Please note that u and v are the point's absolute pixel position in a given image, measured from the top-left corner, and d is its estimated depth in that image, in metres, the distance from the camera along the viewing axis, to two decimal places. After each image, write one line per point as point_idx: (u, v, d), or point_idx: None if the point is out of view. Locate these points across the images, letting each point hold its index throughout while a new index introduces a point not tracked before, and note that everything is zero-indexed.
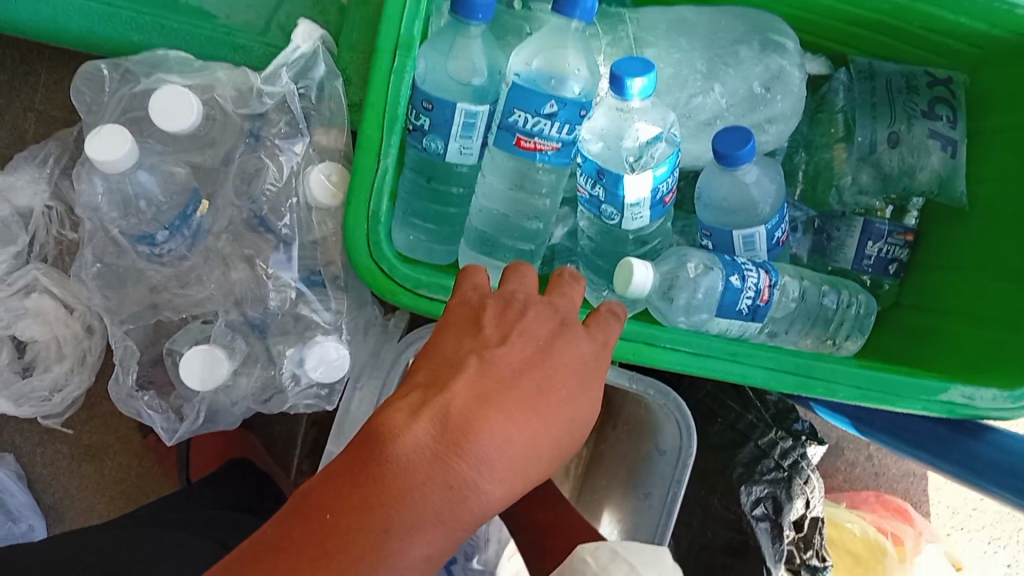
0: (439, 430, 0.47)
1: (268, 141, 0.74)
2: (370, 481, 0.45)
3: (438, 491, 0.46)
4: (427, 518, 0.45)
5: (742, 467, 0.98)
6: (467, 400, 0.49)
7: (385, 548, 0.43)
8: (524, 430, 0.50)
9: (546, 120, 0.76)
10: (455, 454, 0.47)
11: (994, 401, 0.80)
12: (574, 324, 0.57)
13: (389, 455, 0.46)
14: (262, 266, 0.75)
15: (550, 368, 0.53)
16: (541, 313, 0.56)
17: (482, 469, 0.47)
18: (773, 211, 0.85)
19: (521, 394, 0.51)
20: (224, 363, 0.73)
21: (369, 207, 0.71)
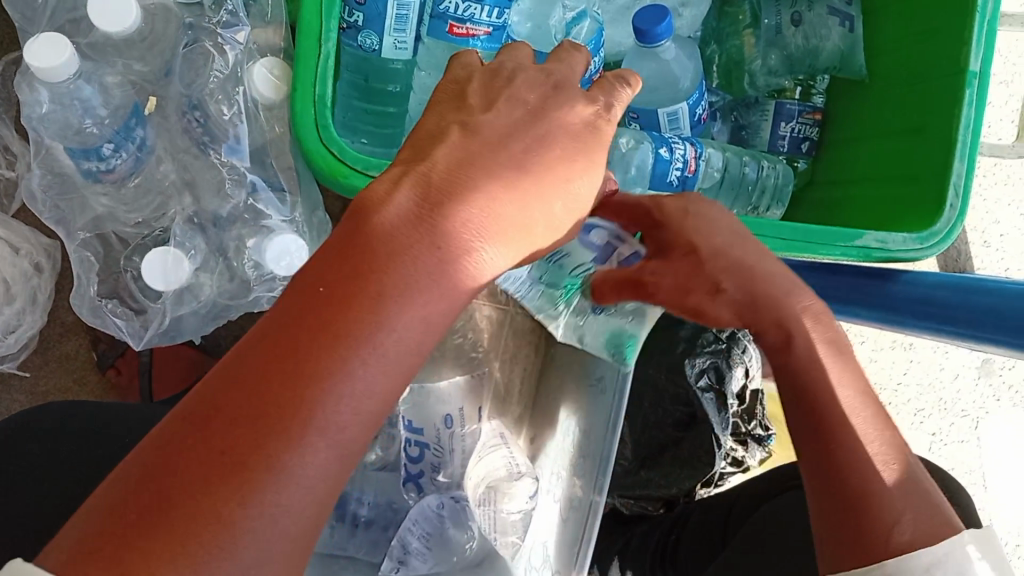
0: (418, 200, 0.53)
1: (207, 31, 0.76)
2: (359, 250, 0.51)
3: (423, 250, 0.52)
4: (415, 278, 0.52)
5: (684, 343, 1.03)
6: (449, 166, 0.55)
7: (380, 304, 0.50)
8: (498, 194, 0.56)
9: (476, 4, 0.80)
10: (435, 218, 0.53)
11: (905, 245, 0.87)
12: (567, 86, 0.63)
13: (375, 224, 0.52)
14: (214, 158, 0.76)
15: (538, 134, 0.59)
16: (528, 79, 0.62)
17: (460, 230, 0.54)
18: (693, 85, 0.91)
19: (506, 158, 0.57)
20: (184, 262, 0.75)
21: (314, 93, 0.74)
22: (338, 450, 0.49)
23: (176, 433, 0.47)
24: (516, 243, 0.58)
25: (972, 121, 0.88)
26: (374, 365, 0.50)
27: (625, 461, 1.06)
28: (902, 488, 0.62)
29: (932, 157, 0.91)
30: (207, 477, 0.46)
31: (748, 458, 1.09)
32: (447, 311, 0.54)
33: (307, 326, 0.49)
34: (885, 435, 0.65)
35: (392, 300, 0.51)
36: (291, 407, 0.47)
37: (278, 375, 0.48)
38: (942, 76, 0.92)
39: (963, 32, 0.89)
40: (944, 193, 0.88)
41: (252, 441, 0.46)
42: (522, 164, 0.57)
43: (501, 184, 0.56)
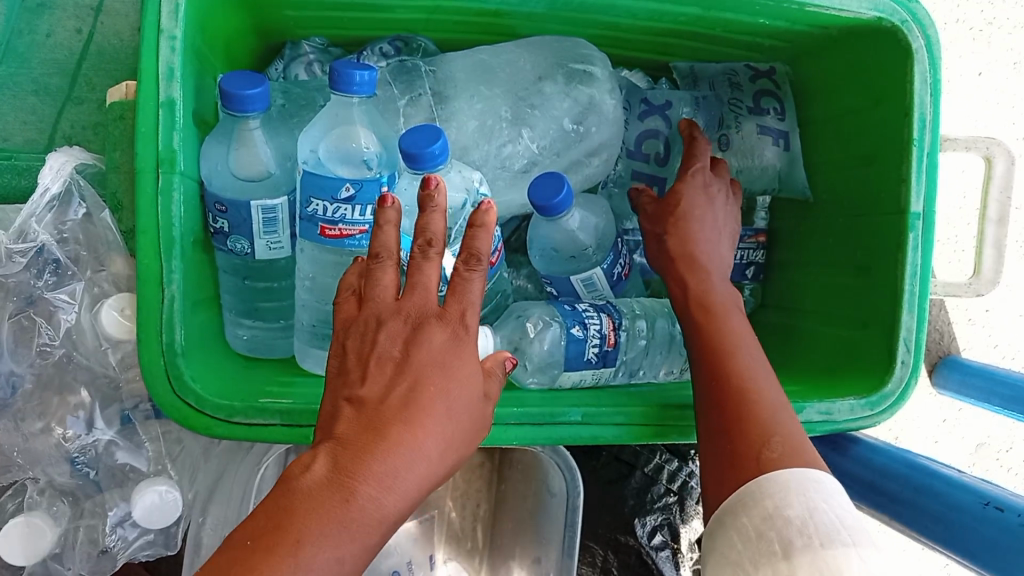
0: (335, 462, 0.54)
1: (41, 298, 0.69)
2: (280, 508, 0.52)
3: (335, 508, 0.52)
4: (326, 524, 0.51)
5: (633, 499, 0.97)
6: (352, 432, 0.56)
7: (294, 557, 0.49)
8: (407, 442, 0.56)
9: (345, 204, 0.73)
10: (349, 478, 0.53)
11: (853, 412, 0.79)
12: (428, 318, 0.61)
13: (291, 493, 0.53)
14: (59, 432, 0.69)
15: (425, 374, 0.58)
16: (393, 328, 0.61)
17: (374, 479, 0.54)
18: (604, 252, 0.83)
19: (395, 409, 0.57)
20: (47, 532, 0.69)
21: (161, 343, 0.66)
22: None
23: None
24: (428, 487, 0.57)
25: (919, 267, 0.79)
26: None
27: None
28: (766, 413, 0.63)
29: (879, 304, 0.82)
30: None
31: None
32: (359, 550, 0.52)
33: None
34: (754, 363, 0.68)
35: (299, 544, 0.50)
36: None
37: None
38: (883, 213, 0.82)
39: (901, 168, 0.79)
40: (894, 348, 0.80)
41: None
42: (423, 400, 0.58)
43: (407, 429, 0.56)
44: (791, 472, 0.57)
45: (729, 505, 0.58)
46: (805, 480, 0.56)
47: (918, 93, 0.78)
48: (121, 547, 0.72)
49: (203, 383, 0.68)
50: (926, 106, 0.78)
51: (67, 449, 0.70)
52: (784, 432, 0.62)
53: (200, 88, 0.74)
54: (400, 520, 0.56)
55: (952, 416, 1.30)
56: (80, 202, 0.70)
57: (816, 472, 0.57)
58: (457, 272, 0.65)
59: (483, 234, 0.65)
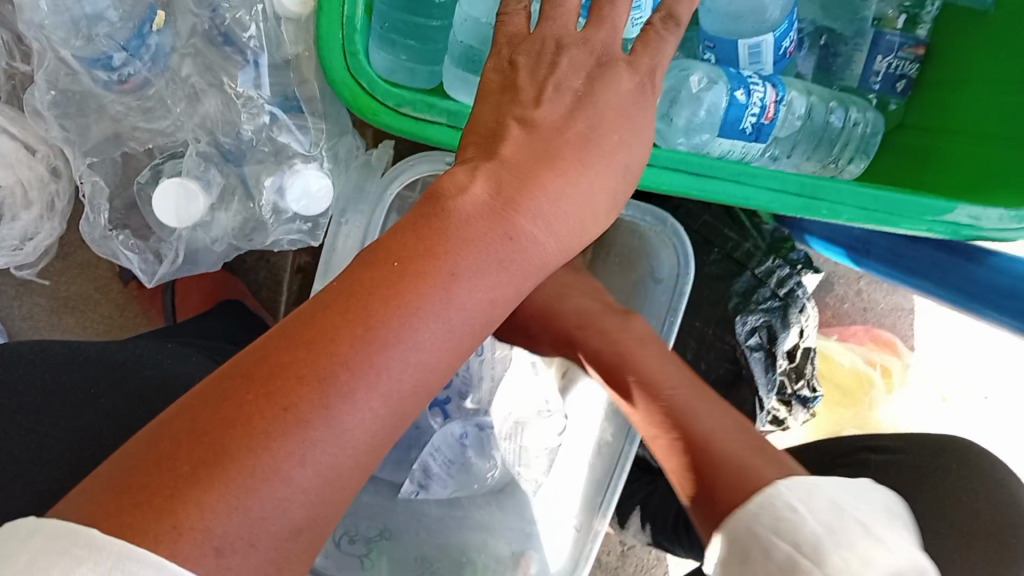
0: (500, 186, 0.49)
1: None
2: (434, 225, 0.47)
3: (500, 241, 0.48)
4: (484, 253, 0.47)
5: (739, 297, 0.96)
6: (517, 159, 0.51)
7: (451, 281, 0.45)
8: (566, 186, 0.51)
9: None
10: (513, 204, 0.49)
11: (1001, 223, 0.77)
12: (613, 62, 0.57)
13: (451, 210, 0.48)
14: (230, 87, 0.69)
15: (605, 117, 0.55)
16: (575, 59, 0.56)
17: (536, 218, 0.49)
18: (781, 15, 0.79)
19: (566, 147, 0.53)
20: (199, 198, 0.69)
21: (343, 14, 0.64)
22: (389, 411, 0.43)
23: (233, 376, 0.41)
24: (574, 241, 0.53)
25: None
26: (434, 338, 0.44)
27: None
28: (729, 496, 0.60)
29: None
30: (244, 410, 0.39)
31: (791, 418, 1.03)
32: (509, 292, 0.48)
33: (365, 287, 0.44)
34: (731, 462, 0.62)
35: (455, 270, 0.45)
36: (354, 346, 0.42)
37: (329, 328, 0.42)
38: None
39: None
40: None
41: (294, 383, 0.40)
42: (586, 149, 0.53)
43: (571, 172, 0.52)
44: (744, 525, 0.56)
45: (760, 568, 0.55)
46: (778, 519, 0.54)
47: None
48: (274, 222, 0.74)
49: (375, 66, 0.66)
50: None
51: (236, 106, 0.69)
52: (737, 528, 0.57)
53: None
54: (551, 266, 0.52)
55: None
56: None
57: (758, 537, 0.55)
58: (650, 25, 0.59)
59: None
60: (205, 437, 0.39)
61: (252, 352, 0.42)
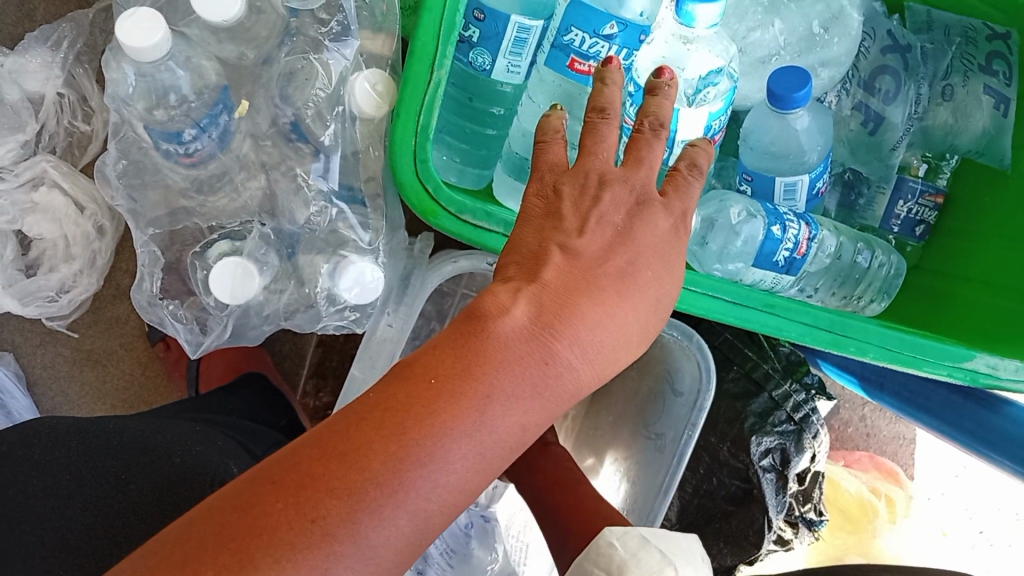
0: (540, 310, 0.48)
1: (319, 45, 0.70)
2: (471, 347, 0.46)
3: (537, 368, 0.47)
4: (514, 379, 0.46)
5: (754, 417, 0.98)
6: (559, 284, 0.50)
7: (481, 407, 0.44)
8: (606, 312, 0.50)
9: (603, 42, 0.74)
10: (552, 329, 0.48)
11: (1017, 373, 0.80)
12: (652, 200, 0.56)
13: (491, 332, 0.47)
14: (301, 175, 0.72)
15: (646, 254, 0.54)
16: (617, 196, 0.55)
17: (571, 345, 0.48)
18: (818, 159, 0.83)
19: (608, 280, 0.51)
20: (255, 278, 0.70)
21: (417, 123, 0.67)
22: (408, 533, 0.42)
23: (260, 482, 0.41)
24: (611, 366, 0.51)
25: None
26: (458, 463, 0.44)
27: (668, 523, 1.03)
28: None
29: None
30: (267, 519, 0.40)
31: (796, 541, 1.04)
32: (538, 418, 0.47)
33: (393, 406, 0.44)
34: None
35: (485, 396, 0.45)
36: (379, 467, 0.42)
37: (355, 446, 0.42)
38: None
39: None
40: None
41: (323, 493, 0.41)
42: (626, 277, 0.52)
43: (611, 298, 0.51)
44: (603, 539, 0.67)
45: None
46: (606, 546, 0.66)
47: None
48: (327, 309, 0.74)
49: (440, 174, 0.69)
50: None
51: (302, 192, 0.72)
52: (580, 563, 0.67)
53: None
54: (586, 390, 0.51)
55: None
56: None
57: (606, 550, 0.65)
58: (678, 170, 0.61)
59: (704, 152, 0.62)
60: (228, 545, 0.39)
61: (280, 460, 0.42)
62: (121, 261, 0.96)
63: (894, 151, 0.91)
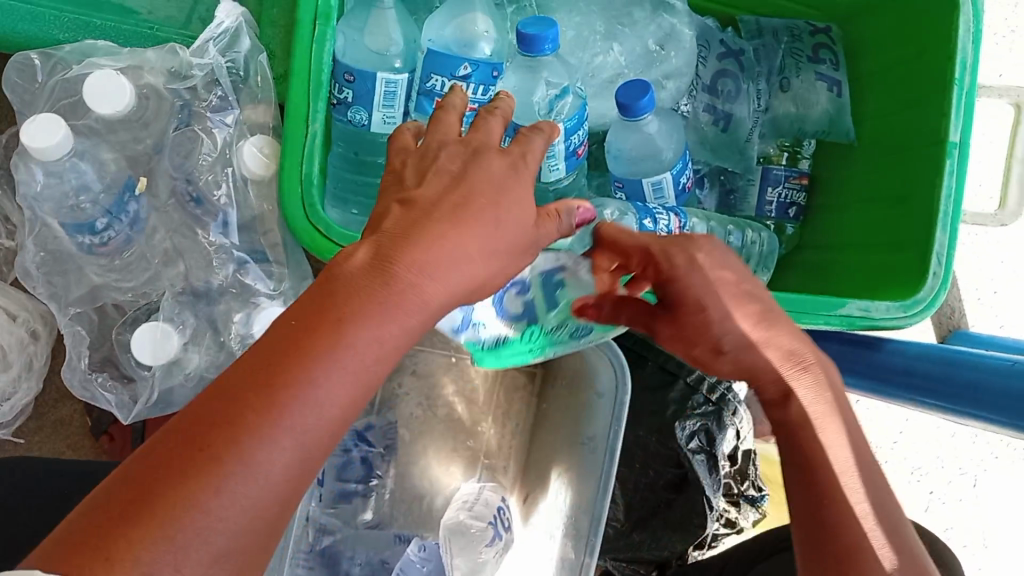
0: (379, 248, 0.55)
1: (198, 112, 0.77)
2: (323, 289, 0.54)
3: (379, 290, 0.53)
4: (360, 315, 0.52)
5: (675, 405, 1.04)
6: (396, 224, 0.57)
7: (334, 332, 0.52)
8: (453, 237, 0.56)
9: (461, 82, 0.83)
10: (390, 262, 0.54)
11: (889, 312, 0.87)
12: (487, 150, 0.62)
13: (337, 275, 0.54)
14: (203, 239, 0.79)
15: (479, 185, 0.59)
16: (453, 152, 0.62)
17: (411, 275, 0.54)
18: (676, 156, 0.92)
19: (443, 211, 0.57)
20: (173, 336, 0.77)
21: (301, 172, 0.75)
22: (293, 447, 0.50)
23: (148, 450, 0.49)
24: (470, 280, 0.57)
25: (954, 190, 0.89)
26: (319, 396, 0.51)
27: (618, 523, 1.08)
28: (827, 512, 0.62)
29: (914, 228, 0.92)
30: (154, 481, 0.47)
31: (742, 518, 1.09)
32: (394, 339, 0.53)
33: (256, 361, 0.51)
34: (832, 451, 0.64)
35: (333, 337, 0.51)
36: (244, 415, 0.49)
37: (221, 401, 0.50)
38: (924, 147, 0.92)
39: (943, 104, 0.90)
40: (927, 262, 0.89)
41: (207, 427, 0.49)
42: (466, 205, 0.58)
43: (449, 225, 0.56)
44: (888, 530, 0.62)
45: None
46: None
47: (962, 39, 0.88)
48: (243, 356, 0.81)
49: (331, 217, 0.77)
50: (968, 52, 0.88)
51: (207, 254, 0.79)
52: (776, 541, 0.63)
53: None
54: (447, 302, 0.57)
55: None
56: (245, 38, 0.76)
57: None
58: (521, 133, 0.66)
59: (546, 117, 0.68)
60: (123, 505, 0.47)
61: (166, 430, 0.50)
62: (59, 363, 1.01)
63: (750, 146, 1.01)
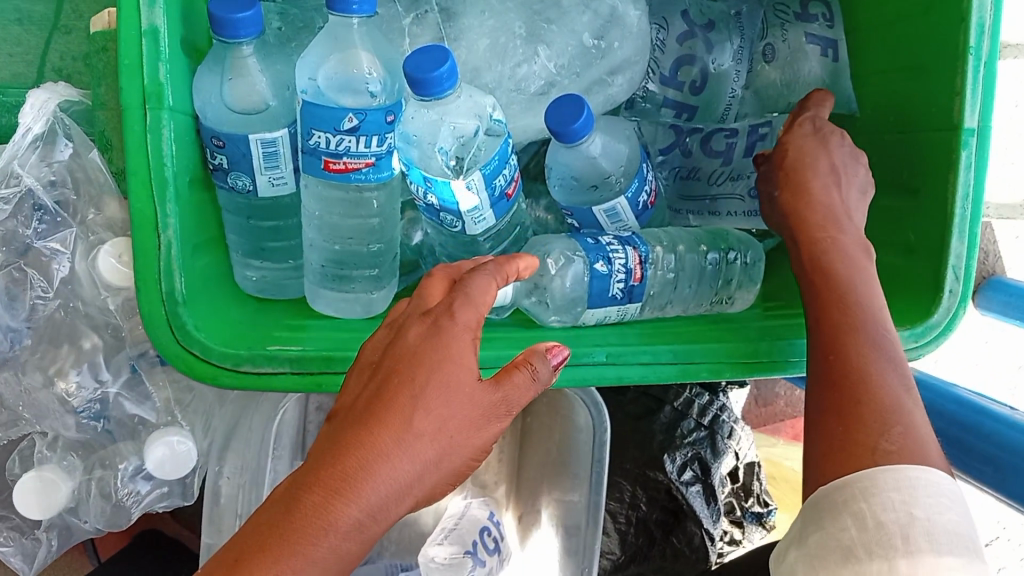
0: (329, 466, 0.46)
1: (31, 248, 0.67)
2: (245, 535, 0.45)
3: (289, 530, 0.44)
4: (296, 560, 0.43)
5: (663, 434, 0.94)
6: (353, 422, 0.48)
7: None
8: (385, 455, 0.47)
9: (349, 137, 0.67)
10: (328, 488, 0.46)
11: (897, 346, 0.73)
12: (427, 325, 0.52)
13: (260, 515, 0.46)
14: (62, 382, 0.68)
15: (398, 369, 0.50)
16: (407, 338, 0.52)
17: (362, 495, 0.46)
18: (628, 178, 0.77)
19: (387, 414, 0.48)
20: (60, 484, 0.67)
21: (161, 291, 0.63)
22: None
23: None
24: (419, 494, 0.49)
25: (972, 189, 0.72)
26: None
27: (612, 555, 0.94)
28: (862, 315, 0.62)
29: (926, 231, 0.76)
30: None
31: (748, 539, 0.99)
32: (340, 569, 0.45)
33: None
34: (866, 263, 0.65)
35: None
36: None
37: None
38: (932, 130, 0.75)
39: (954, 80, 0.71)
40: (942, 278, 0.74)
41: None
42: (414, 399, 0.49)
43: (399, 431, 0.48)
44: (889, 389, 0.58)
45: (825, 494, 0.55)
46: (903, 482, 0.52)
47: None
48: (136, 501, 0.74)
49: (208, 332, 0.65)
50: (987, 9, 0.69)
51: (64, 398, 0.68)
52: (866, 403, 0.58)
53: (191, 14, 0.70)
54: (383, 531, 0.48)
55: (998, 340, 1.23)
56: (66, 142, 0.67)
57: (915, 474, 0.52)
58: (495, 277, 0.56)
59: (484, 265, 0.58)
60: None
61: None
62: None
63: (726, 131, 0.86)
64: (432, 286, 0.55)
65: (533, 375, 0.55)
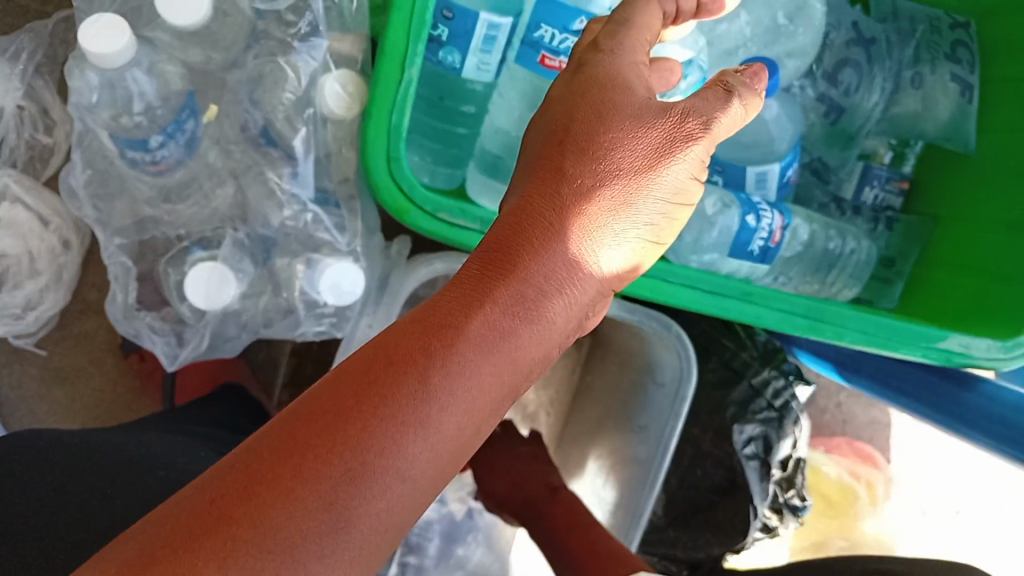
0: (503, 258, 0.48)
1: (270, 43, 0.70)
2: (418, 321, 0.44)
3: (472, 308, 0.45)
4: (468, 361, 0.44)
5: (735, 407, 0.98)
6: (515, 216, 0.50)
7: (429, 363, 0.42)
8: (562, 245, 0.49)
9: (574, 37, 0.72)
10: (508, 273, 0.48)
11: (988, 352, 0.81)
12: (597, 99, 0.52)
13: (432, 308, 0.45)
14: (274, 180, 0.72)
15: (571, 155, 0.52)
16: (577, 116, 0.52)
17: (531, 285, 0.47)
18: (789, 147, 0.86)
19: (562, 208, 0.50)
20: (231, 285, 0.70)
21: (389, 122, 0.67)
22: (383, 532, 0.40)
23: (150, 531, 0.36)
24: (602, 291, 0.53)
25: None
26: (422, 451, 0.41)
27: (654, 516, 1.03)
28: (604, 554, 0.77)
29: None
30: None
31: (782, 527, 1.03)
32: (515, 369, 0.46)
33: (333, 403, 0.40)
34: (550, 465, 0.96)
35: (411, 399, 0.41)
36: (311, 484, 0.38)
37: (257, 507, 0.37)
38: None
39: None
40: None
41: (253, 519, 0.37)
42: (593, 173, 0.51)
43: (579, 209, 0.50)
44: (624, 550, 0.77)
45: None
46: None
47: None
48: (307, 313, 0.76)
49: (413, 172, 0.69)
50: None
51: (274, 192, 0.72)
52: None
53: None
54: (566, 323, 0.50)
55: None
56: None
57: None
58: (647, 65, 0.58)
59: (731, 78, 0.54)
60: None
61: (126, 553, 0.35)
62: (88, 275, 0.94)
63: (858, 138, 0.96)
64: (576, 53, 0.55)
65: (732, 99, 0.53)
